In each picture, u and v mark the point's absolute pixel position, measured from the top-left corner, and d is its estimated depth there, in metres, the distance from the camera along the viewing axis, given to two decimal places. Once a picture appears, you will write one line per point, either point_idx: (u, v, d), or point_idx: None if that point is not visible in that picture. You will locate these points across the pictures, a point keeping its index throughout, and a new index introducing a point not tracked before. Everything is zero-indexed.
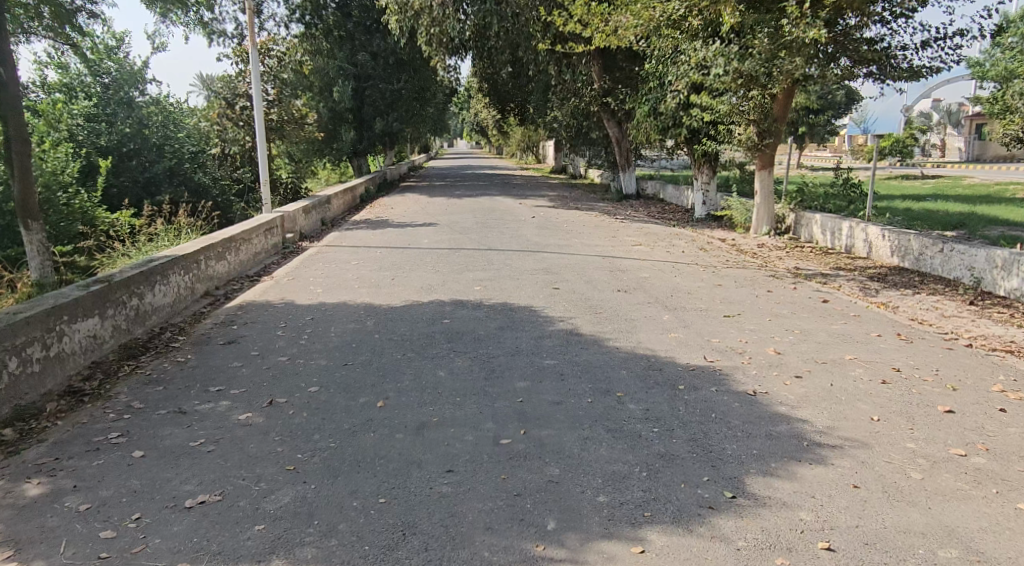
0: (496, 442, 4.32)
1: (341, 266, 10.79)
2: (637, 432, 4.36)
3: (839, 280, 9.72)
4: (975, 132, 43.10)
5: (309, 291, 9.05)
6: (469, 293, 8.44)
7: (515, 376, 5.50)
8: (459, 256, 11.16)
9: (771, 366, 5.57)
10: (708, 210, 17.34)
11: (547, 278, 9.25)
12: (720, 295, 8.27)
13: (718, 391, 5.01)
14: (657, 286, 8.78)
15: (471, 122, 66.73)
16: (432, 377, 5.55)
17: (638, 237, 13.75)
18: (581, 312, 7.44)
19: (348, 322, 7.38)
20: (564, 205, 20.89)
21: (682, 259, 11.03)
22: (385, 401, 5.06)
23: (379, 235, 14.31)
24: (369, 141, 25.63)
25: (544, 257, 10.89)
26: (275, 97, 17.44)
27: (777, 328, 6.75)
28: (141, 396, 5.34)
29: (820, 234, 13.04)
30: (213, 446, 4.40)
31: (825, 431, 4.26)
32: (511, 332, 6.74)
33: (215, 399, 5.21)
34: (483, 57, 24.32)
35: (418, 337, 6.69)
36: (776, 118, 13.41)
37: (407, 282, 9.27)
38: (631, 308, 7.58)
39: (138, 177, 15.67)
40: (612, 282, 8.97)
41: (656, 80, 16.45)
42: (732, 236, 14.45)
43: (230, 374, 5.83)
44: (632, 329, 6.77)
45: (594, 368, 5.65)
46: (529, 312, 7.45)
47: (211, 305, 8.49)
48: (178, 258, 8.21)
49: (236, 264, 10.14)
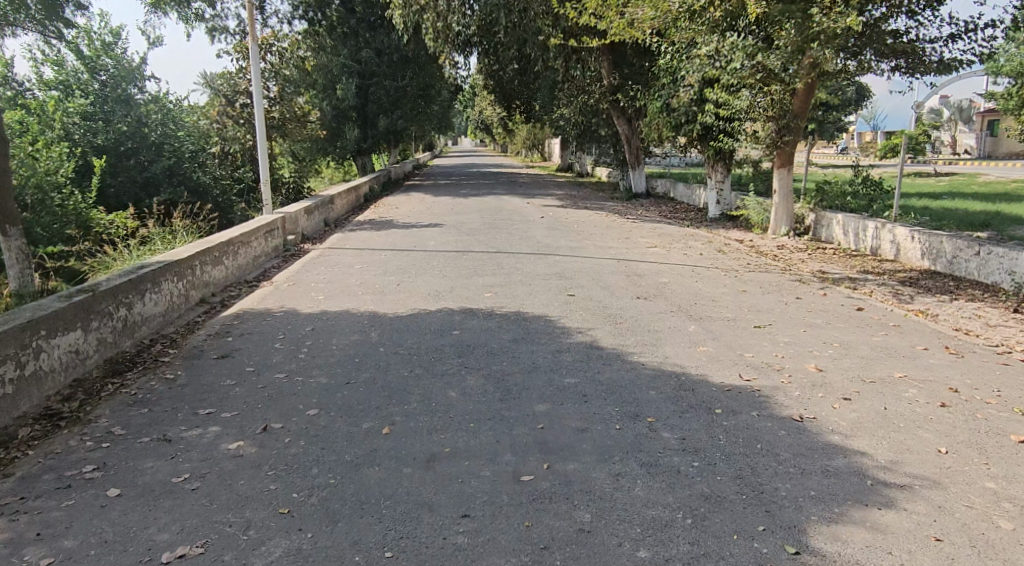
0: (516, 479, 3.83)
1: (344, 270, 10.31)
2: (675, 467, 3.88)
3: (869, 284, 9.20)
4: (986, 128, 42.54)
5: (309, 298, 8.58)
6: (479, 301, 7.95)
7: (533, 397, 5.01)
8: (468, 260, 10.68)
9: (815, 385, 5.07)
10: (721, 210, 16.82)
11: (561, 284, 8.76)
12: (747, 303, 7.76)
13: (759, 416, 4.51)
14: (678, 293, 8.28)
15: (475, 120, 66.16)
16: (443, 398, 5.07)
17: (651, 238, 13.23)
18: (600, 322, 6.95)
19: (351, 333, 6.91)
20: (572, 204, 20.37)
21: (701, 263, 10.52)
22: (392, 427, 4.58)
23: (383, 236, 13.82)
24: (373, 140, 25.09)
25: (557, 261, 10.39)
26: (277, 95, 16.95)
27: (813, 340, 6.25)
28: (124, 420, 4.88)
29: (842, 235, 12.51)
30: (198, 483, 3.93)
31: (889, 467, 3.76)
32: (526, 345, 6.26)
33: (204, 425, 4.73)
34: (490, 53, 23.88)
35: (426, 351, 6.21)
36: (795, 114, 12.91)
37: (413, 288, 8.79)
38: (652, 318, 7.09)
39: (136, 177, 15.22)
40: (630, 288, 8.48)
41: (669, 76, 15.98)
42: (749, 237, 13.94)
43: (223, 393, 5.37)
44: (657, 342, 6.28)
45: (620, 387, 5.16)
46: (544, 323, 6.96)
47: (206, 314, 8.02)
48: (171, 264, 7.74)
49: (233, 268, 9.67)
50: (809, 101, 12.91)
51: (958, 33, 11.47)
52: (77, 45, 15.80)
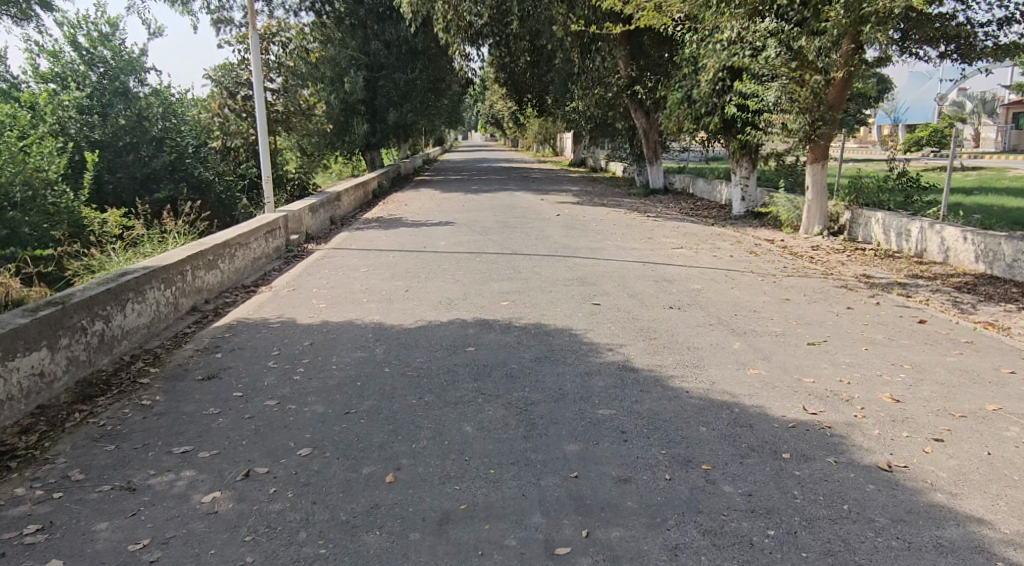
0: (551, 554, 3.12)
1: (347, 274, 9.56)
2: (745, 538, 3.15)
3: (923, 291, 8.43)
4: (1010, 120, 41.76)
5: (310, 306, 7.85)
6: (495, 311, 7.22)
7: (563, 435, 4.28)
8: (481, 262, 9.93)
9: (896, 421, 4.30)
10: (746, 207, 16.00)
11: (584, 291, 8.01)
12: (793, 315, 6.98)
13: (838, 465, 3.75)
14: (715, 302, 7.50)
15: (487, 114, 65.21)
16: (457, 435, 4.34)
17: (676, 238, 12.44)
18: (631, 338, 6.18)
19: (354, 349, 6.18)
20: (588, 201, 19.60)
21: (733, 266, 9.74)
22: (397, 475, 3.86)
23: (392, 235, 13.09)
24: (382, 134, 24.31)
25: (578, 264, 9.64)
26: (281, 87, 16.14)
27: (880, 361, 5.48)
28: (85, 460, 4.18)
29: (881, 234, 11.72)
30: (160, 553, 3.25)
31: (1019, 545, 3.04)
32: (551, 366, 5.51)
33: (176, 468, 4.02)
34: (502, 44, 23.17)
35: (438, 373, 5.47)
36: (830, 106, 12.14)
37: (423, 295, 8.06)
38: (691, 333, 6.31)
39: (136, 173, 14.66)
40: (661, 297, 7.71)
41: (691, 66, 15.24)
42: (779, 236, 13.16)
43: (203, 426, 4.64)
44: (699, 362, 5.51)
45: (664, 422, 4.41)
46: (569, 338, 6.21)
47: (196, 324, 7.30)
48: (157, 269, 7.02)
49: (230, 272, 8.94)
50: (845, 92, 12.13)
51: (1012, 17, 10.60)
52: (74, 36, 15.20)
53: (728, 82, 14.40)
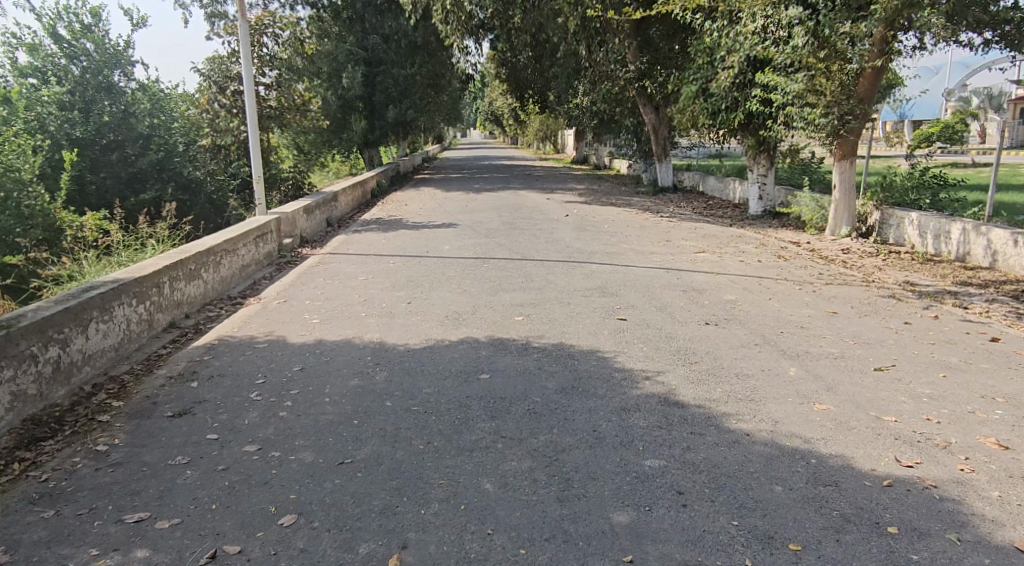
0: None
1: (344, 283, 8.74)
2: None
3: (979, 300, 7.66)
4: (1018, 116, 40.82)
5: (301, 321, 7.04)
6: (509, 328, 6.43)
7: (605, 497, 3.50)
8: (490, 268, 9.15)
9: (1014, 477, 3.53)
10: (765, 206, 15.17)
11: (606, 303, 7.23)
12: (845, 331, 6.18)
13: (961, 546, 3.00)
14: (755, 317, 6.70)
15: (487, 110, 64.17)
16: (476, 496, 3.55)
17: (695, 241, 11.63)
18: (669, 363, 5.38)
19: (349, 376, 5.37)
20: (596, 200, 18.78)
21: (765, 273, 8.93)
22: (404, 557, 3.10)
23: (392, 239, 12.27)
24: (380, 132, 23.42)
25: (595, 271, 8.84)
26: (273, 81, 15.20)
27: (966, 391, 4.69)
28: (16, 531, 3.39)
29: (916, 236, 10.93)
30: None
31: None
32: (580, 400, 4.70)
33: (130, 546, 3.25)
34: (504, 37, 22.34)
35: (447, 409, 4.67)
36: (860, 99, 11.52)
37: (429, 308, 7.27)
38: (737, 356, 5.50)
39: (121, 173, 14.52)
40: (695, 310, 6.93)
41: (707, 56, 14.41)
42: (805, 238, 12.37)
43: (167, 480, 3.83)
44: (755, 394, 4.72)
45: (727, 478, 3.62)
46: (597, 362, 5.43)
47: (174, 344, 6.50)
48: (128, 281, 6.20)
49: (213, 282, 8.12)
50: (875, 87, 11.63)
51: None
52: (55, 27, 14.47)
53: (750, 74, 13.55)
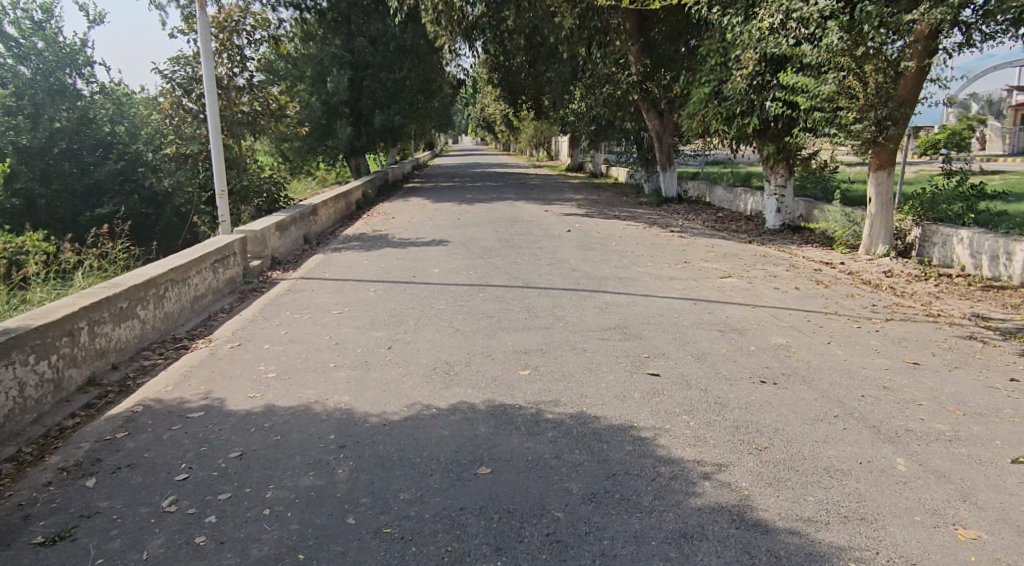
0: None
1: (314, 320, 7.33)
2: None
3: None
4: (1018, 122, 39.26)
5: (253, 375, 5.64)
6: (512, 391, 5.03)
7: None
8: (486, 300, 7.78)
9: None
10: (784, 220, 13.82)
11: (632, 351, 5.85)
12: (945, 395, 4.85)
13: None
14: (821, 371, 5.35)
15: (478, 114, 62.83)
16: None
17: (716, 262, 10.29)
18: (731, 449, 4.02)
19: (302, 469, 3.98)
20: (596, 212, 17.45)
21: (810, 306, 7.59)
22: None
23: (374, 259, 10.89)
24: (367, 139, 21.94)
25: (610, 304, 7.47)
26: (245, 82, 13.75)
27: None
28: None
29: (967, 256, 9.62)
30: None
31: None
32: (621, 519, 3.33)
33: None
34: (497, 40, 20.98)
35: (434, 532, 3.32)
36: (900, 101, 10.30)
37: (413, 357, 5.87)
38: (817, 438, 4.13)
39: (75, 188, 13.48)
40: (745, 362, 5.56)
41: (721, 55, 13.13)
42: (836, 257, 11.06)
43: None
44: (864, 507, 3.38)
45: None
46: (634, 447, 4.06)
47: (89, 411, 5.10)
48: (29, 330, 4.79)
49: (153, 321, 6.70)
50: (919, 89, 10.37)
51: None
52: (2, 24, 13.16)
53: (769, 75, 12.28)
